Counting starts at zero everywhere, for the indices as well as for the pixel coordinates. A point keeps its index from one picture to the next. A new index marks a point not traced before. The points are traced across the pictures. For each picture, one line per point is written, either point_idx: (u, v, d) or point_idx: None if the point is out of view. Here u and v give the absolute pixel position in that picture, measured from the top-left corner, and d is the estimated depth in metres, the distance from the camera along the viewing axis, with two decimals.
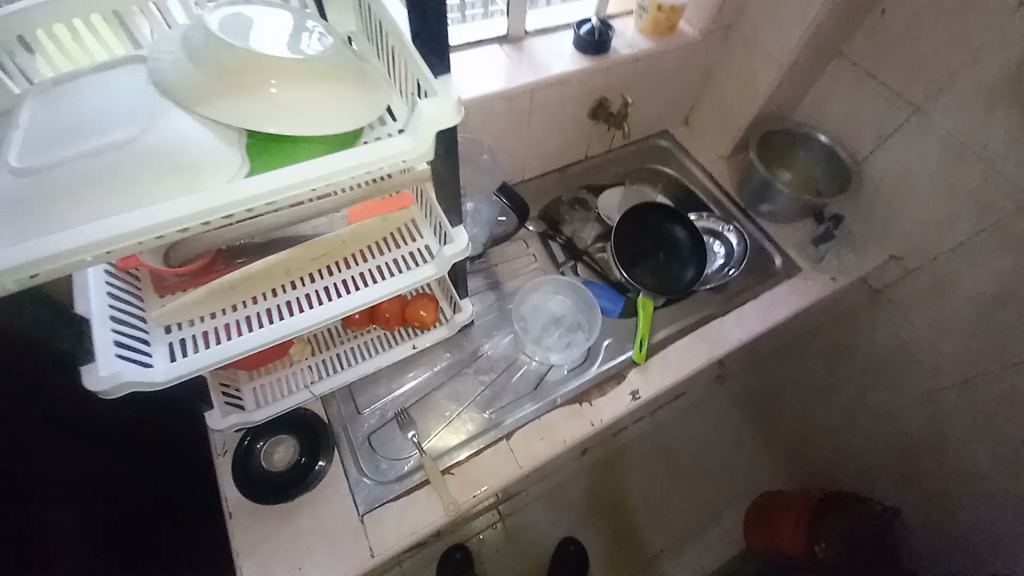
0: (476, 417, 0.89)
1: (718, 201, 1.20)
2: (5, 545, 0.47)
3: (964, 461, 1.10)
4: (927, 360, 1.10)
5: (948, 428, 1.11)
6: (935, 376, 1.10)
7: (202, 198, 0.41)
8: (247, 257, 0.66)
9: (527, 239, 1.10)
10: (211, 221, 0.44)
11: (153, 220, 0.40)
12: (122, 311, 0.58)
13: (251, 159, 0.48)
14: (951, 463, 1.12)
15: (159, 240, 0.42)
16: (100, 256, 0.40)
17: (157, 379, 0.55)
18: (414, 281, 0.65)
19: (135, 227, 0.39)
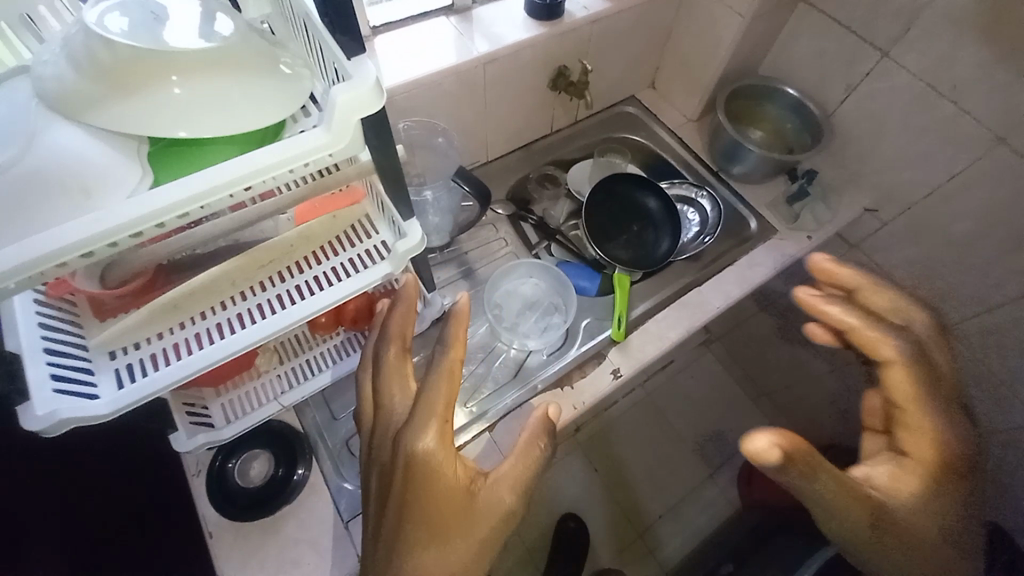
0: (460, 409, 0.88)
1: (689, 166, 1.17)
2: None
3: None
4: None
5: None
6: None
7: (104, 216, 0.37)
8: (190, 271, 0.62)
9: (496, 223, 1.07)
10: (122, 240, 0.39)
11: (54, 245, 0.36)
12: (58, 342, 0.53)
13: (155, 168, 0.44)
14: None
15: (64, 266, 0.38)
16: (19, 283, 0.37)
17: (101, 412, 0.51)
18: (372, 281, 0.62)
19: (30, 256, 0.35)
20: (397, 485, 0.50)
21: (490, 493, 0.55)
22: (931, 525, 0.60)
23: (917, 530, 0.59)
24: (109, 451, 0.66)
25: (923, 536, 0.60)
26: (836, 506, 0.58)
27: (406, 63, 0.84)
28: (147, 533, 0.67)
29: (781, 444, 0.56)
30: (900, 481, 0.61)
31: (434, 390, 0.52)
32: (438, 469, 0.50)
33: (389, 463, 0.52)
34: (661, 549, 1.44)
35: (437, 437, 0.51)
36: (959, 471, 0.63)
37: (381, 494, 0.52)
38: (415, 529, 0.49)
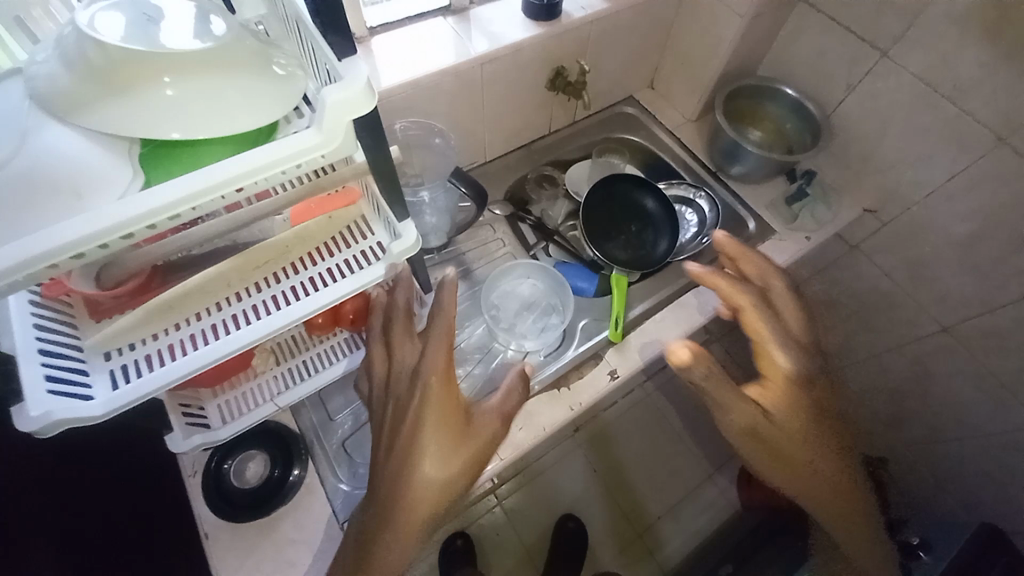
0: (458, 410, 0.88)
1: (688, 166, 1.17)
2: None
3: (945, 402, 1.13)
4: (908, 305, 1.11)
5: (931, 368, 1.13)
6: (917, 321, 1.11)
7: (93, 217, 0.37)
8: (186, 272, 0.62)
9: (494, 223, 1.07)
10: (111, 242, 0.39)
11: (42, 247, 0.36)
12: (54, 342, 0.53)
13: (146, 169, 0.44)
14: (936, 402, 1.15)
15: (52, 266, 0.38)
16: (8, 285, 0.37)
17: (95, 413, 0.51)
18: (368, 282, 0.62)
19: (19, 257, 0.35)
20: (411, 411, 0.56)
21: (484, 425, 0.61)
22: (796, 436, 0.73)
23: (784, 436, 0.72)
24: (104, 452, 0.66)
25: (795, 445, 0.73)
26: (726, 408, 0.72)
27: (404, 63, 0.84)
28: (141, 536, 0.67)
29: (692, 349, 0.72)
30: (764, 397, 0.75)
31: (440, 330, 0.59)
32: (445, 392, 0.57)
33: (403, 394, 0.58)
34: (660, 550, 1.44)
35: (443, 372, 0.57)
36: (819, 383, 0.76)
37: (393, 427, 0.56)
38: (424, 448, 0.55)
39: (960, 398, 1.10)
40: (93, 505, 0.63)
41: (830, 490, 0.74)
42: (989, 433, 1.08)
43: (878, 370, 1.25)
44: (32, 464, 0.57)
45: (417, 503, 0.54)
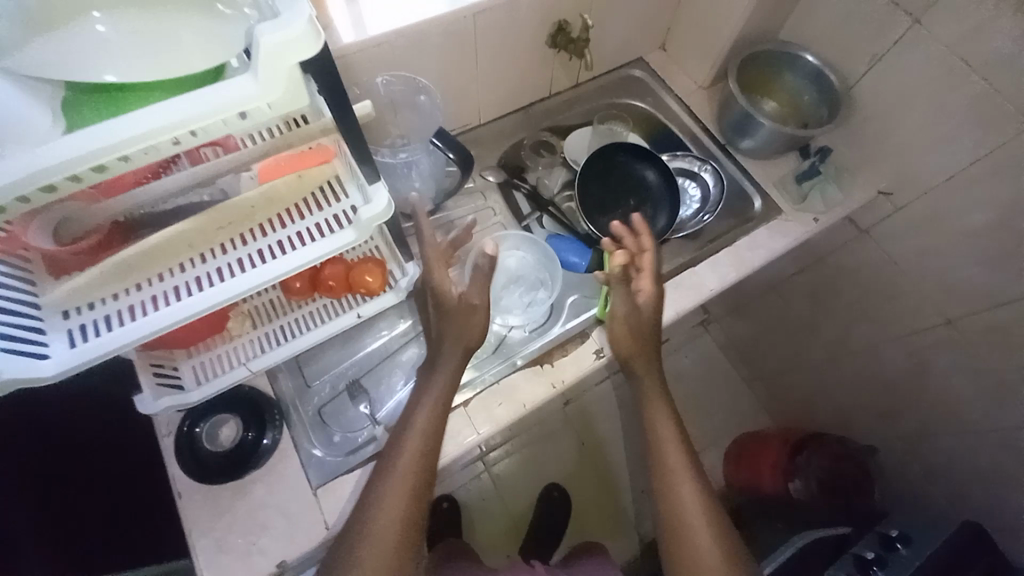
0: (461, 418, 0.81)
1: (694, 137, 1.11)
2: None
3: (940, 396, 1.11)
4: (910, 295, 1.07)
5: (929, 362, 1.10)
6: (918, 315, 1.07)
7: (11, 166, 0.35)
8: (147, 230, 0.58)
9: (486, 191, 1.02)
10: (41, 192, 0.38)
11: None
12: (8, 300, 0.51)
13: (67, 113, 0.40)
14: (932, 394, 1.13)
15: None
16: None
17: (46, 374, 0.50)
18: (337, 249, 0.59)
19: None
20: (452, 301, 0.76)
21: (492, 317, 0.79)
22: (704, 497, 0.74)
23: (687, 487, 0.74)
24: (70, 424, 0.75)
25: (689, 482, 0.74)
26: (647, 423, 0.80)
27: (389, 11, 0.77)
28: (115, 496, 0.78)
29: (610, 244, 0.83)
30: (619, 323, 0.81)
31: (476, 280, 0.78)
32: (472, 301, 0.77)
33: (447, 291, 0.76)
34: (640, 524, 1.47)
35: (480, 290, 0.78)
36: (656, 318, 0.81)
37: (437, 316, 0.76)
38: (423, 440, 0.68)
39: (954, 393, 1.08)
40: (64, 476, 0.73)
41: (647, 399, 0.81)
42: (983, 430, 1.05)
43: (873, 361, 1.23)
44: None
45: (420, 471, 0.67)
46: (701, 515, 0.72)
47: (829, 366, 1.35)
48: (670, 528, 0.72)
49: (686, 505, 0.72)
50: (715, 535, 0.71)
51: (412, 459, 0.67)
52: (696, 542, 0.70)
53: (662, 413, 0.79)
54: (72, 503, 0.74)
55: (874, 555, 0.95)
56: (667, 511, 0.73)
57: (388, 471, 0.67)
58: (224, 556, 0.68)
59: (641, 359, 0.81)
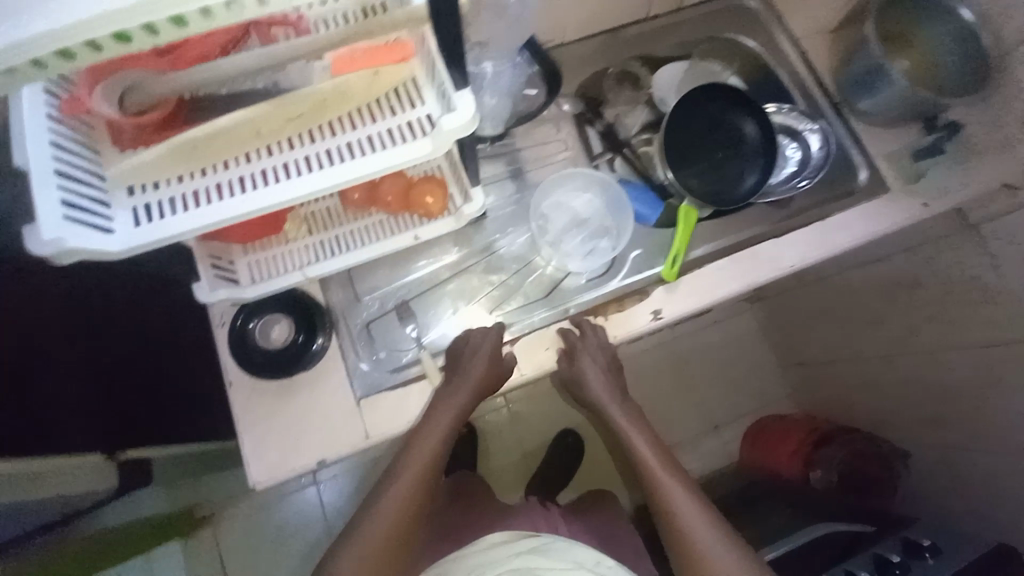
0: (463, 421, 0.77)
1: (804, 89, 0.97)
2: None
3: (994, 425, 0.96)
4: (991, 309, 0.90)
5: (988, 390, 0.95)
6: (996, 327, 0.91)
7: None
8: (216, 113, 0.54)
9: (560, 121, 0.92)
10: (144, 33, 0.38)
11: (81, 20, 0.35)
12: (74, 167, 0.49)
13: None
14: (977, 422, 1.00)
15: (92, 47, 0.37)
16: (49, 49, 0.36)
17: (110, 249, 0.49)
18: (408, 159, 0.54)
19: (61, 27, 0.34)
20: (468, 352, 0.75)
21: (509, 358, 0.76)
22: (693, 494, 0.77)
23: (676, 487, 0.77)
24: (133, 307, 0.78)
25: (676, 485, 0.78)
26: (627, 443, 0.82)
27: None
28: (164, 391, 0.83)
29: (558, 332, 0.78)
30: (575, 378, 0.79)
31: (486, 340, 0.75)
32: (486, 348, 0.74)
33: (469, 338, 0.76)
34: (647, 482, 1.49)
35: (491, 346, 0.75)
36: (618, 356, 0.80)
37: (454, 359, 0.75)
38: (428, 454, 0.73)
39: (1002, 433, 0.95)
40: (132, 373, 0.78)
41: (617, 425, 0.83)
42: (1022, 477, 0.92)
43: (927, 378, 1.09)
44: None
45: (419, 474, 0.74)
46: (700, 519, 0.75)
47: (869, 375, 1.25)
48: (674, 539, 0.75)
49: (682, 514, 0.75)
50: (711, 521, 0.75)
51: (440, 438, 0.73)
52: (700, 548, 0.73)
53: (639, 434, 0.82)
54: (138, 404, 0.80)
55: (899, 560, 0.96)
56: (663, 516, 0.77)
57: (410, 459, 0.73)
58: (267, 448, 0.71)
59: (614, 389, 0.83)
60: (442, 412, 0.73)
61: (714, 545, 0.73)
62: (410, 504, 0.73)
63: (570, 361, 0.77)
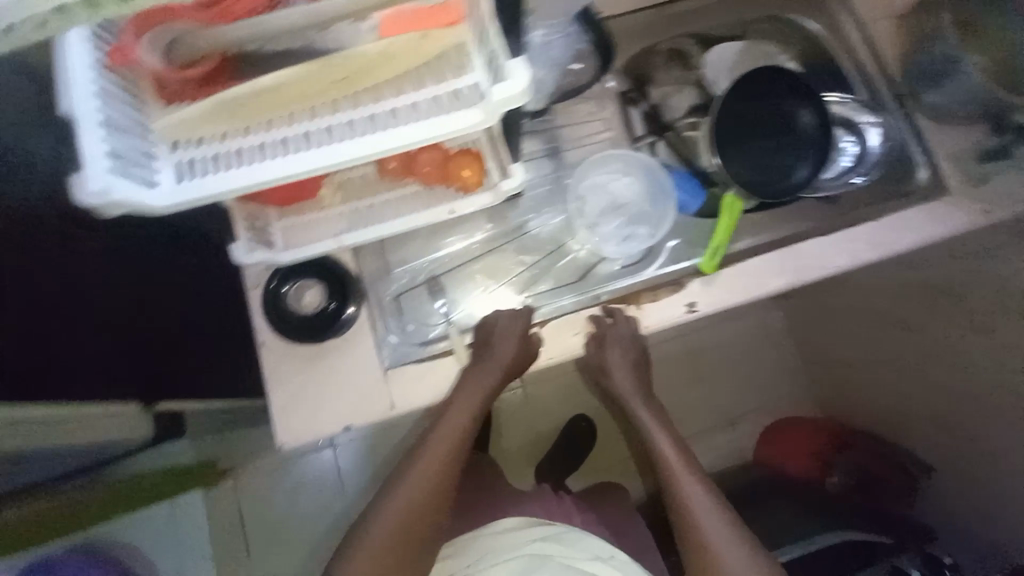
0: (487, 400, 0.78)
1: (866, 78, 0.90)
2: None
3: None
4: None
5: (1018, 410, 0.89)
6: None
7: None
8: (259, 71, 0.52)
9: (603, 99, 0.88)
10: None
11: None
12: (120, 118, 0.49)
13: None
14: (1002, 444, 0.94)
15: None
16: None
17: (155, 203, 0.48)
18: (456, 129, 0.52)
19: None
20: (496, 334, 0.75)
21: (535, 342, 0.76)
22: (712, 495, 0.75)
23: (695, 486, 0.75)
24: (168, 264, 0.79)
25: (695, 483, 0.75)
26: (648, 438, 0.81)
27: None
28: (190, 347, 0.84)
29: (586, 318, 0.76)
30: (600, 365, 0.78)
31: (514, 324, 0.75)
32: (514, 331, 0.75)
33: (497, 321, 0.76)
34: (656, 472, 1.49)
35: (520, 330, 0.75)
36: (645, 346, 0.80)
37: (481, 341, 0.76)
38: (456, 434, 0.75)
39: None
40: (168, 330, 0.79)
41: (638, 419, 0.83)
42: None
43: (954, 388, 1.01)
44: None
45: (445, 455, 0.75)
46: (716, 518, 0.72)
47: (898, 395, 1.17)
48: (689, 539, 0.72)
49: (696, 509, 0.73)
50: (730, 524, 0.72)
51: (469, 418, 0.75)
52: (713, 546, 0.70)
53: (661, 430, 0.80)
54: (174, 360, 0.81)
55: None
56: (680, 515, 0.74)
57: (437, 436, 0.75)
58: (295, 411, 0.72)
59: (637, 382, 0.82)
60: (470, 395, 0.75)
61: (732, 549, 0.70)
62: (432, 483, 0.74)
63: (598, 347, 0.76)
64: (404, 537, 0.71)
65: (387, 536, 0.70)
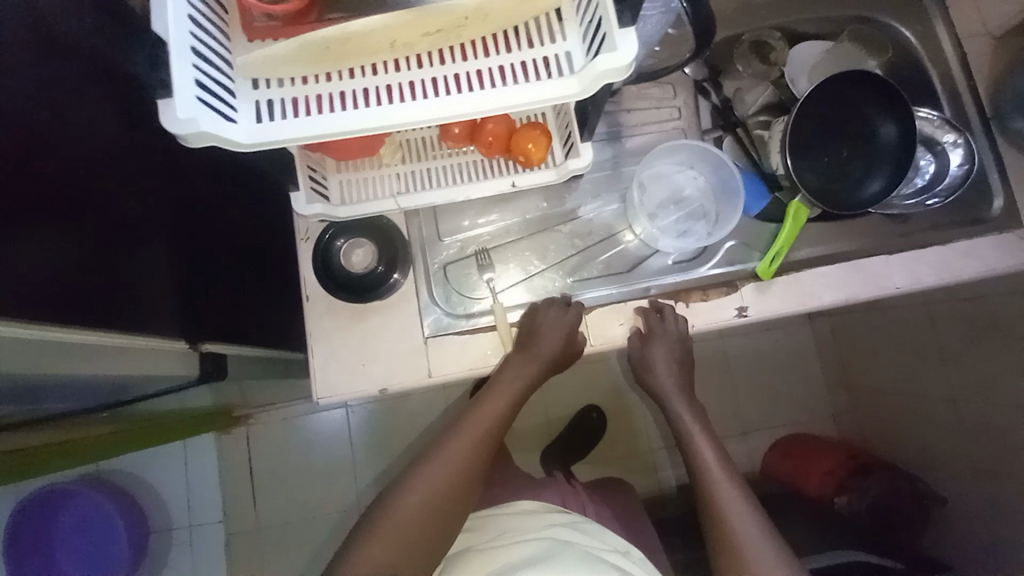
0: (521, 387, 0.77)
1: (954, 95, 0.85)
2: (46, 251, 0.49)
3: None
4: None
5: None
6: None
7: None
8: (344, 14, 0.50)
9: (677, 85, 0.85)
10: None
11: None
12: (207, 48, 0.47)
13: None
14: None
15: None
16: None
17: (238, 140, 0.47)
18: (549, 97, 0.50)
19: None
20: (541, 322, 0.75)
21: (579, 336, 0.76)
22: (749, 503, 0.74)
23: (732, 493, 0.75)
24: (218, 208, 0.78)
25: (731, 489, 0.75)
26: (686, 445, 0.81)
27: None
28: (242, 295, 0.84)
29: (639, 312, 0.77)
30: (643, 358, 0.79)
31: (560, 317, 0.74)
32: (559, 323, 0.74)
33: (544, 310, 0.75)
34: (663, 471, 1.50)
35: (569, 324, 0.74)
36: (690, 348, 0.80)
37: (526, 329, 0.75)
38: (491, 420, 0.77)
39: None
40: (219, 272, 0.78)
41: (675, 424, 0.83)
42: None
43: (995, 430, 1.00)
44: (11, 109, 0.47)
45: (479, 440, 0.77)
46: (750, 523, 0.72)
47: (926, 425, 1.15)
48: (721, 543, 0.72)
49: (730, 511, 0.73)
50: (766, 533, 0.71)
51: (511, 403, 0.77)
52: (747, 551, 0.70)
53: (699, 435, 0.80)
54: (225, 305, 0.79)
55: None
56: (714, 520, 0.73)
57: (474, 418, 0.77)
58: (333, 368, 0.72)
59: (678, 387, 0.83)
60: (511, 383, 0.76)
61: (766, 556, 0.69)
62: (463, 466, 0.74)
63: (642, 343, 0.77)
64: (433, 510, 0.72)
65: (417, 509, 0.71)
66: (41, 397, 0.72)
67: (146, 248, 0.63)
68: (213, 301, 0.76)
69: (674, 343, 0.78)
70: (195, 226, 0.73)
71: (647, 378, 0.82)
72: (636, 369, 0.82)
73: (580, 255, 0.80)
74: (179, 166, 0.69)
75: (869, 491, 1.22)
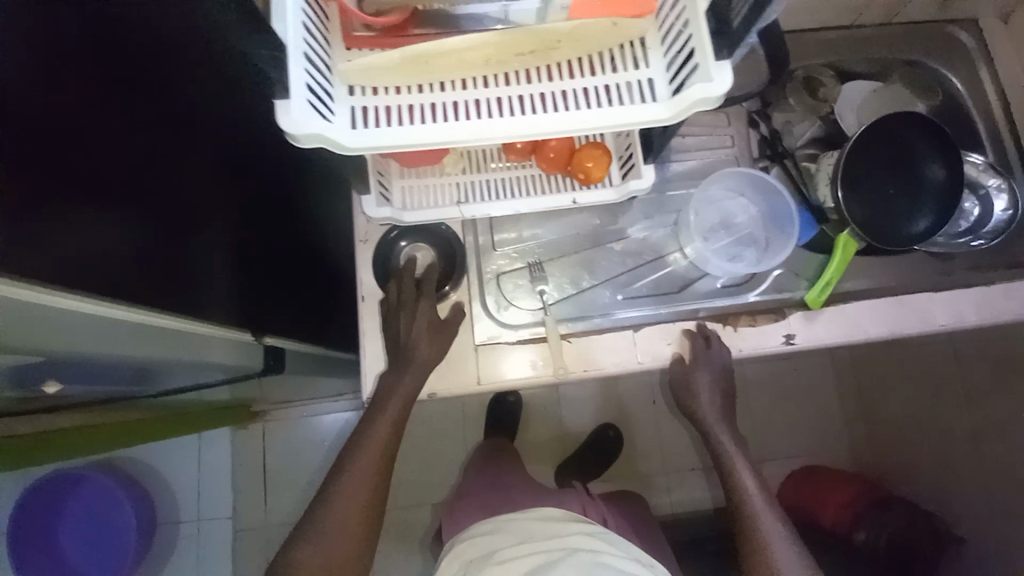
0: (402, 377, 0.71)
1: (999, 141, 0.88)
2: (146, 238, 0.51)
3: None
4: None
5: None
6: None
7: None
8: (442, 29, 0.51)
9: (731, 114, 0.87)
10: None
11: None
12: (314, 52, 0.50)
13: None
14: None
15: None
16: None
17: (342, 142, 0.49)
18: (635, 121, 0.52)
19: None
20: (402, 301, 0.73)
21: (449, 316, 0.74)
22: (789, 532, 0.76)
23: (772, 522, 0.76)
24: (279, 206, 0.80)
25: (772, 518, 0.76)
26: (726, 472, 0.81)
27: None
28: (292, 290, 0.85)
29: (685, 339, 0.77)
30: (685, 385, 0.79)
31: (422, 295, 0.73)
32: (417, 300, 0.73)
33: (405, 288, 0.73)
34: (677, 494, 1.49)
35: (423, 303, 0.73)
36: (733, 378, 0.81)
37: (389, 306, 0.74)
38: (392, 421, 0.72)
39: None
40: (275, 267, 0.80)
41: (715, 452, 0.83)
42: None
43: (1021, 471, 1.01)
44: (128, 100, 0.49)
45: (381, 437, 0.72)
46: (790, 551, 0.74)
47: (947, 463, 1.15)
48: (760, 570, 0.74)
49: (770, 539, 0.75)
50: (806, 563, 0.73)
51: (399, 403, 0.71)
52: None
53: (738, 463, 0.81)
54: (278, 300, 0.81)
55: None
56: (754, 549, 0.75)
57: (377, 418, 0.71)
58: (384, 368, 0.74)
59: (719, 415, 0.82)
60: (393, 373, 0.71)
61: None
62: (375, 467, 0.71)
63: (686, 369, 0.77)
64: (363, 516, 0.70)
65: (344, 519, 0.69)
66: (95, 380, 0.73)
67: (219, 240, 0.64)
68: (268, 296, 0.78)
69: (719, 371, 0.79)
70: (259, 221, 0.74)
71: (689, 405, 0.82)
72: (678, 395, 0.82)
73: (629, 273, 0.81)
74: (252, 164, 0.71)
75: (886, 529, 1.20)
